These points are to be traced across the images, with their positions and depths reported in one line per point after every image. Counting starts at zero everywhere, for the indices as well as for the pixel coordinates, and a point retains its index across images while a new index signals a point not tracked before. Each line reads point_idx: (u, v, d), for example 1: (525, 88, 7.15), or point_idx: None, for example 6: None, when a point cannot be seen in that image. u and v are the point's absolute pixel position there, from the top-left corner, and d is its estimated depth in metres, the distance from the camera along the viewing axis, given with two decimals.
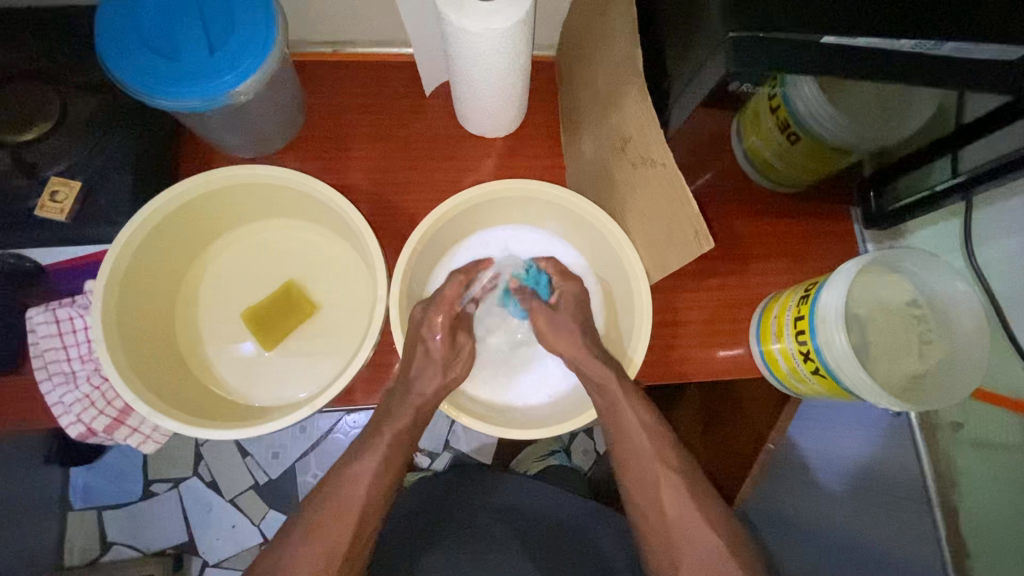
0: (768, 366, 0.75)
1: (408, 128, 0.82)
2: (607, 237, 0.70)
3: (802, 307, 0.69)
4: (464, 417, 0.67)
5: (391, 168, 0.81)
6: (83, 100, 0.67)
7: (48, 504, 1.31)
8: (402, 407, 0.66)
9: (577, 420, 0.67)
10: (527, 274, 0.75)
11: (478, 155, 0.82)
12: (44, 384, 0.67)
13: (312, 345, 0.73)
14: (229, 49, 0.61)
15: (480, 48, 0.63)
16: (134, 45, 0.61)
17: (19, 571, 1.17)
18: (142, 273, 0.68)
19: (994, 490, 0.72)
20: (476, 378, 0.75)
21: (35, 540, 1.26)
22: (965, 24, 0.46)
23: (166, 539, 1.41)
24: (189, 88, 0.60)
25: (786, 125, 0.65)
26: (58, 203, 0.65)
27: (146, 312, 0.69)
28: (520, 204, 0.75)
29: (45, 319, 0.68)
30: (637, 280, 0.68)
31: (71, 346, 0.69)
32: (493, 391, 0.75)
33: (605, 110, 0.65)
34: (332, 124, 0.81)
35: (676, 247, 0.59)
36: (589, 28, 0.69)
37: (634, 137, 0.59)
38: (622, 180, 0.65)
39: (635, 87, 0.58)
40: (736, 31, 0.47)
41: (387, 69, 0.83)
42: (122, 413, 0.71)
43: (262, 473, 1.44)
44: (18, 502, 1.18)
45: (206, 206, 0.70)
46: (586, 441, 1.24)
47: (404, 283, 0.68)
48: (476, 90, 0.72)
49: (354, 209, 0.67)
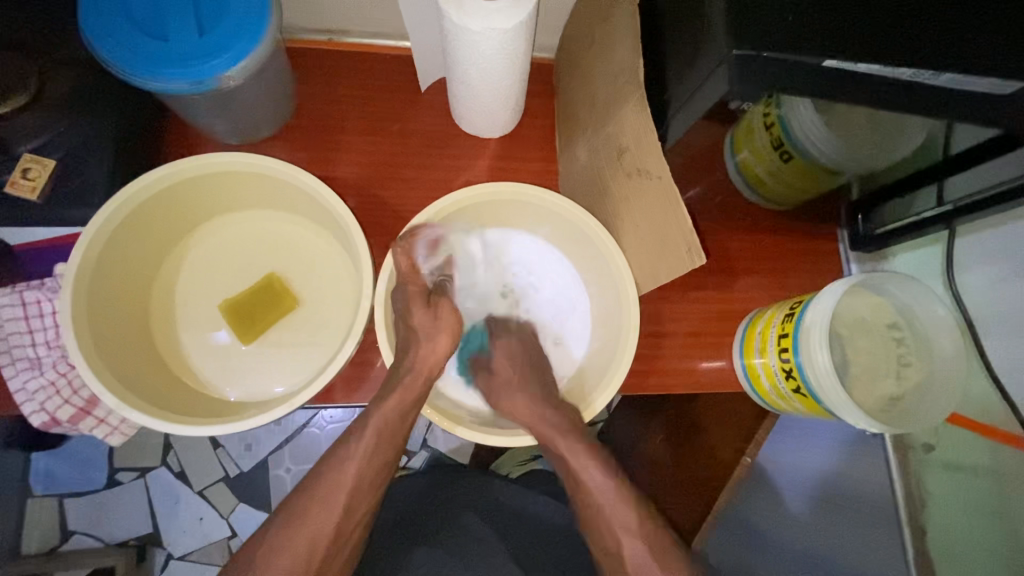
0: (749, 381, 0.75)
1: (400, 124, 0.81)
2: (598, 245, 0.70)
3: (786, 324, 0.69)
4: (450, 424, 0.66)
5: (382, 166, 0.80)
6: (59, 75, 0.63)
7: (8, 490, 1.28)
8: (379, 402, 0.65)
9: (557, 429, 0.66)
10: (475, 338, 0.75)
11: (470, 156, 0.82)
12: (7, 369, 0.64)
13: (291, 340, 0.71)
14: (221, 31, 0.59)
15: (480, 47, 0.62)
16: (120, 22, 0.58)
17: None
18: (115, 259, 0.65)
19: (960, 511, 0.73)
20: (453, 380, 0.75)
21: None
22: (965, 57, 0.46)
23: (131, 530, 1.38)
24: (176, 71, 0.58)
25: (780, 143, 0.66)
26: (31, 181, 0.61)
27: (117, 299, 0.66)
28: (511, 207, 0.74)
29: (10, 301, 0.64)
30: (625, 291, 0.67)
31: (37, 331, 0.65)
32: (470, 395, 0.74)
33: (601, 120, 0.65)
34: (323, 116, 0.79)
35: (667, 261, 0.59)
36: (589, 35, 0.68)
37: (630, 148, 0.59)
38: (615, 189, 0.64)
39: (633, 97, 0.57)
40: (735, 47, 0.47)
41: (383, 63, 0.82)
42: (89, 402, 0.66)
43: (234, 465, 1.42)
44: None
45: (185, 194, 0.67)
46: None
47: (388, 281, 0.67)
48: (472, 88, 0.71)
49: (341, 202, 0.66)
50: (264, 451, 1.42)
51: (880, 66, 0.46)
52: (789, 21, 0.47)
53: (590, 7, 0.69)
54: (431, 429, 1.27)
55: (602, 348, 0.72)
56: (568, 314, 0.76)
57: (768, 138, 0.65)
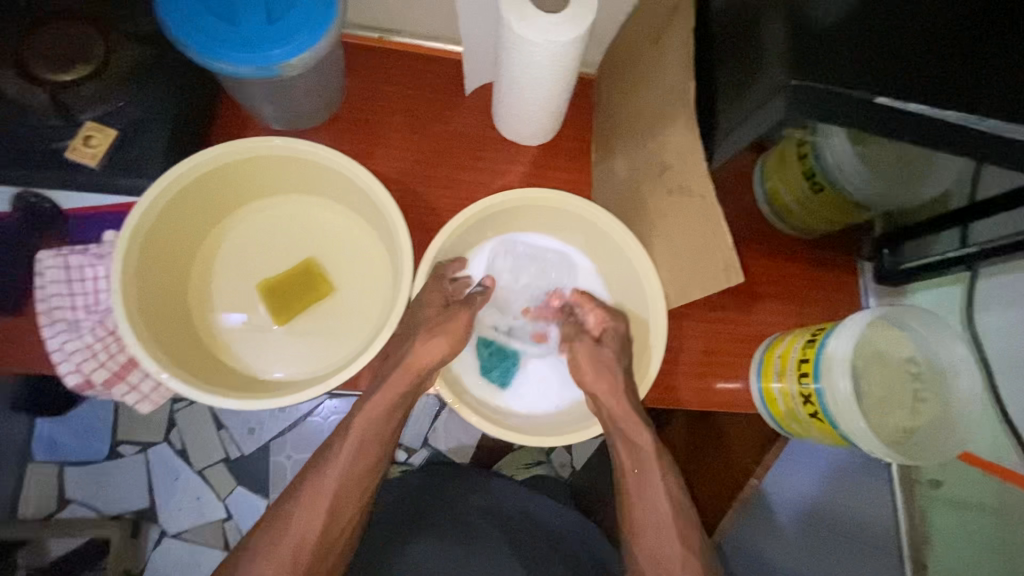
0: (764, 403, 0.77)
1: (442, 124, 0.83)
2: (631, 258, 0.71)
3: (808, 350, 0.70)
4: (454, 402, 0.66)
5: (422, 163, 0.82)
6: (126, 50, 0.66)
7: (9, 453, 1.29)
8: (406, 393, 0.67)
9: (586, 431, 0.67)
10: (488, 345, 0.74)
11: (507, 161, 0.84)
12: (47, 330, 0.65)
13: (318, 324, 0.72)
14: (288, 20, 0.61)
15: (535, 56, 0.64)
16: (193, 4, 0.60)
17: None
18: (164, 230, 0.66)
19: (965, 550, 0.74)
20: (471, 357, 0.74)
21: None
22: (1009, 107, 0.48)
23: (128, 503, 1.39)
24: (243, 55, 0.60)
25: (812, 172, 0.68)
26: (91, 148, 0.62)
27: (161, 270, 0.67)
28: (546, 213, 0.75)
29: (54, 264, 0.66)
30: (655, 305, 0.69)
31: (78, 295, 0.67)
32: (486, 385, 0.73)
33: (644, 137, 0.67)
34: (369, 110, 0.81)
35: (701, 279, 0.60)
36: (638, 54, 0.71)
37: (673, 165, 0.61)
38: (653, 205, 0.66)
39: (680, 116, 0.59)
40: (793, 77, 0.49)
41: (430, 64, 0.84)
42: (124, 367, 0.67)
43: (235, 447, 1.43)
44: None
45: (236, 173, 0.69)
46: (564, 453, 1.29)
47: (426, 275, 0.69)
48: (520, 95, 0.73)
49: (386, 196, 0.67)
50: (267, 436, 1.43)
51: (929, 107, 0.48)
52: (847, 56, 0.49)
53: (641, 25, 0.71)
54: (435, 426, 1.28)
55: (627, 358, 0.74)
56: None
57: (801, 169, 0.68)
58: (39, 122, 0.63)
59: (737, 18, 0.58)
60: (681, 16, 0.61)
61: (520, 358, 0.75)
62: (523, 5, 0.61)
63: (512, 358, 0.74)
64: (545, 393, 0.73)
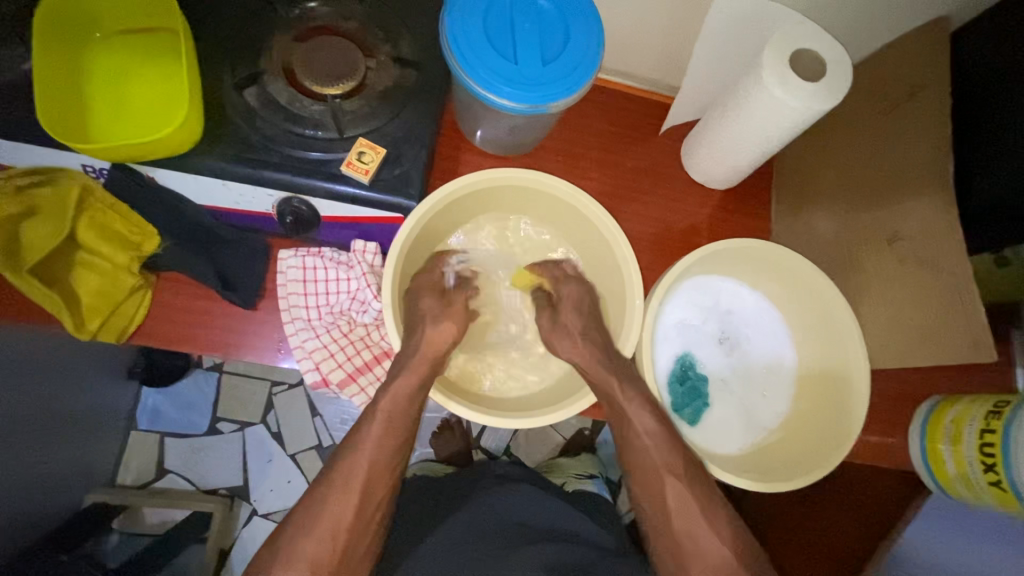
0: (927, 464, 0.75)
1: (634, 160, 0.85)
2: (834, 315, 0.73)
3: (993, 421, 0.67)
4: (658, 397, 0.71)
5: (615, 193, 0.84)
6: (388, 72, 0.68)
7: (111, 422, 1.23)
8: (630, 430, 0.67)
9: (796, 480, 0.69)
10: (683, 370, 0.77)
11: (697, 202, 0.85)
12: (289, 326, 0.71)
13: (440, 325, 0.69)
14: (561, 62, 0.65)
15: (782, 117, 0.66)
16: (477, 38, 0.64)
17: (60, 486, 1.10)
18: (416, 243, 0.73)
19: None
20: (664, 375, 0.76)
21: (90, 457, 1.18)
22: None
23: (222, 479, 1.30)
24: (521, 93, 0.63)
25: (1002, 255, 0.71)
26: (365, 164, 0.64)
27: (405, 279, 0.74)
28: (748, 261, 0.78)
29: (295, 264, 0.72)
30: (857, 365, 0.71)
31: (312, 295, 0.72)
32: (672, 412, 0.75)
33: (870, 203, 0.70)
34: (568, 141, 0.84)
35: (934, 349, 0.64)
36: (856, 123, 0.73)
37: (911, 238, 0.64)
38: (877, 270, 0.69)
39: (929, 194, 0.62)
40: (1013, 185, 0.60)
41: (630, 103, 0.86)
42: (357, 369, 0.73)
43: (328, 436, 1.33)
44: (81, 414, 1.11)
45: (476, 198, 0.75)
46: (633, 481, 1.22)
47: (652, 305, 0.72)
48: (737, 148, 0.74)
49: (621, 238, 0.73)
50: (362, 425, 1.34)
51: None
52: None
53: (860, 95, 0.74)
54: (516, 436, 1.23)
55: (810, 410, 0.76)
56: (776, 366, 0.80)
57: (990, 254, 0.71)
58: (308, 131, 0.64)
59: (963, 117, 0.66)
60: (927, 94, 0.64)
61: (709, 400, 0.77)
62: (786, 69, 0.62)
63: (703, 398, 0.77)
64: (731, 434, 0.77)
